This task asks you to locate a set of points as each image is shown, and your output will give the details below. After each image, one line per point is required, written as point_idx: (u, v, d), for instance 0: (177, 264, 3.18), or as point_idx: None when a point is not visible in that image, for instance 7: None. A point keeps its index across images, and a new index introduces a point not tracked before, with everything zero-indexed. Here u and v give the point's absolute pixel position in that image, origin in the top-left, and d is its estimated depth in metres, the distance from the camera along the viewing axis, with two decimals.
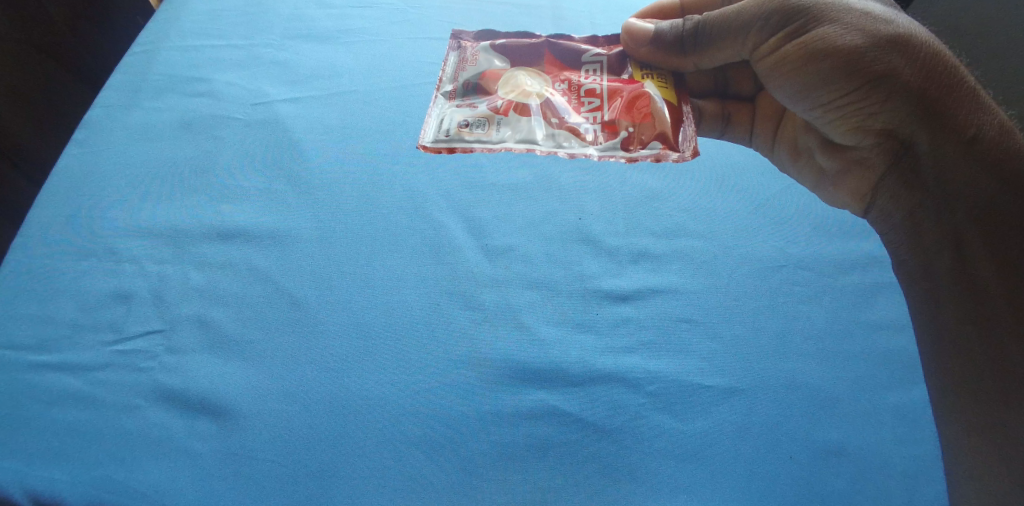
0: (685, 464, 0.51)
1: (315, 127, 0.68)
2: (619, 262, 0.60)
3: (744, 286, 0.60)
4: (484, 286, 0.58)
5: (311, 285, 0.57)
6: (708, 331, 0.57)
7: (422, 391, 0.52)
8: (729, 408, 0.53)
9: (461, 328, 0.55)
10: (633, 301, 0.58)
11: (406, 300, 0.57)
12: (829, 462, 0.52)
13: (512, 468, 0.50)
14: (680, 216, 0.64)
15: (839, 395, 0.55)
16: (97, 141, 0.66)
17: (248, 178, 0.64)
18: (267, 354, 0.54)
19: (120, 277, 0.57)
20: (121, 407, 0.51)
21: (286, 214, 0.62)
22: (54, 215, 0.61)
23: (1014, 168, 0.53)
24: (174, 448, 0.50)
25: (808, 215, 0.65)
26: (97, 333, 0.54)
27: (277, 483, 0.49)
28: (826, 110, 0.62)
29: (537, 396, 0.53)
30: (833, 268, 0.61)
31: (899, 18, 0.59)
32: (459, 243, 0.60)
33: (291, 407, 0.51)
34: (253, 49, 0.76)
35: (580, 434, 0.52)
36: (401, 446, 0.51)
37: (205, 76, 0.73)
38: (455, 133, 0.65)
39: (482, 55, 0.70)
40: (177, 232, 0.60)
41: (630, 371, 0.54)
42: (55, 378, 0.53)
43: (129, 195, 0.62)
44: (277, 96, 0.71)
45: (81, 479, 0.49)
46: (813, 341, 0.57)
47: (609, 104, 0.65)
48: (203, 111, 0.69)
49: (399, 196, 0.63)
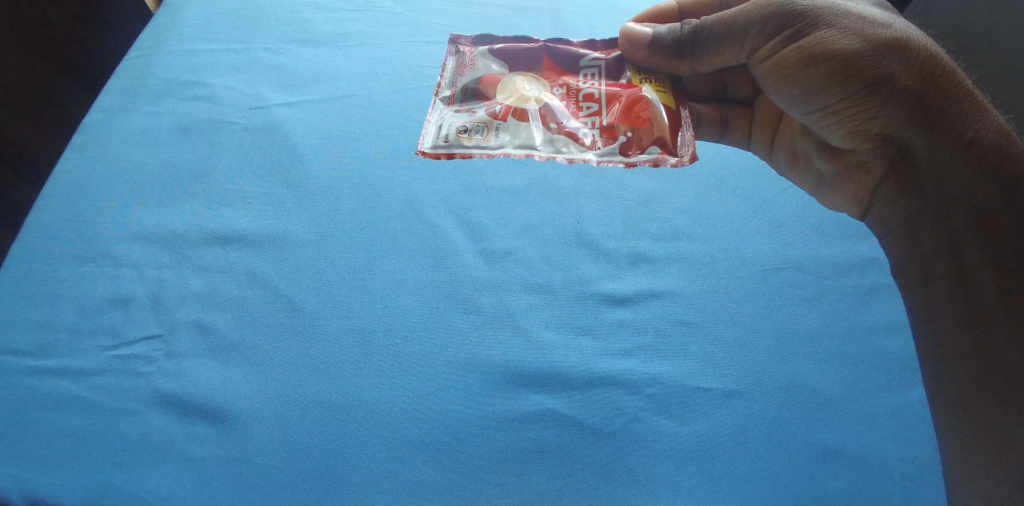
0: (685, 467, 0.51)
1: (313, 131, 0.68)
2: (618, 265, 0.60)
3: (742, 287, 0.60)
4: (483, 290, 0.58)
5: (310, 290, 0.57)
6: (707, 334, 0.57)
7: (422, 395, 0.52)
8: (729, 410, 0.53)
9: (461, 331, 0.55)
10: (632, 304, 0.58)
11: (406, 304, 0.57)
12: (830, 464, 0.52)
13: (512, 472, 0.50)
14: (679, 219, 0.64)
15: (839, 397, 0.55)
16: (96, 145, 0.66)
17: (248, 182, 0.64)
18: (266, 359, 0.54)
19: (119, 282, 0.57)
20: (121, 411, 0.51)
21: (284, 218, 0.62)
22: (54, 220, 0.61)
23: (1012, 174, 0.54)
24: (174, 453, 0.50)
25: (805, 220, 0.65)
26: (96, 338, 0.54)
27: (277, 487, 0.49)
28: (823, 114, 0.62)
29: (537, 399, 0.53)
30: (831, 271, 0.61)
31: (896, 22, 0.59)
32: (459, 246, 0.60)
33: (291, 412, 0.51)
34: (252, 53, 0.76)
35: (579, 437, 0.52)
36: (402, 449, 0.51)
37: (203, 80, 0.73)
38: (453, 139, 0.64)
39: (480, 61, 0.69)
40: (177, 237, 0.60)
41: (630, 374, 0.54)
42: (55, 383, 0.53)
43: (129, 199, 0.63)
44: (276, 100, 0.71)
45: (80, 484, 0.49)
46: (813, 343, 0.57)
47: (608, 108, 0.64)
48: (202, 115, 0.69)
49: (398, 199, 0.63)
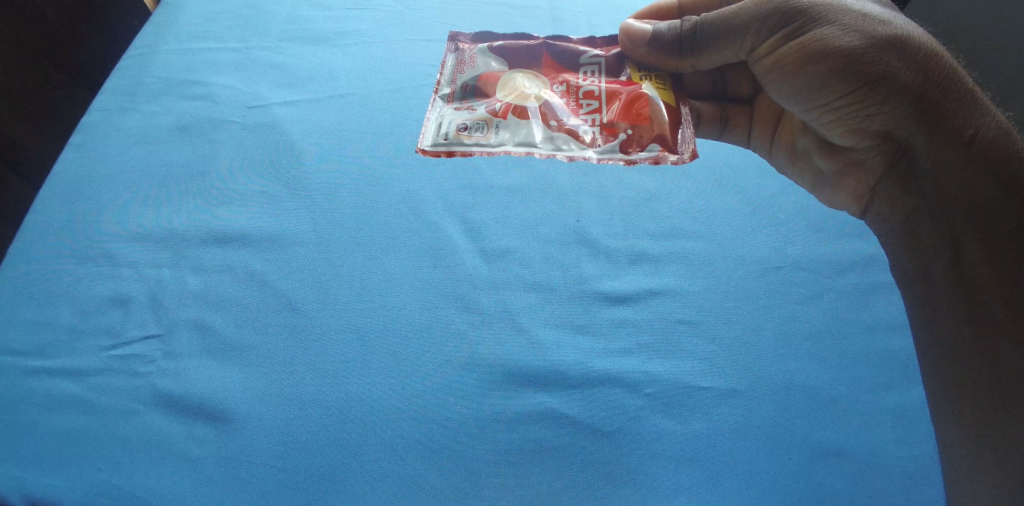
0: (685, 466, 0.51)
1: (312, 130, 0.68)
2: (617, 263, 0.60)
3: (742, 286, 0.60)
4: (482, 289, 0.58)
5: (309, 290, 0.57)
6: (707, 332, 0.57)
7: (421, 396, 0.52)
8: (728, 409, 0.53)
9: (460, 331, 0.55)
10: (631, 303, 0.58)
11: (405, 304, 0.57)
12: (830, 463, 0.52)
13: (511, 471, 0.50)
14: (679, 217, 0.64)
15: (839, 395, 0.55)
16: (94, 145, 0.66)
17: (247, 181, 0.64)
18: (264, 360, 0.54)
19: (118, 282, 0.57)
20: (121, 411, 0.51)
21: (283, 218, 0.61)
22: (53, 220, 0.61)
23: (1014, 171, 0.53)
24: (174, 452, 0.50)
25: (806, 216, 0.65)
26: (95, 338, 0.54)
27: (277, 487, 0.49)
28: (824, 111, 0.61)
29: (537, 399, 0.53)
30: (831, 269, 0.61)
31: (897, 18, 0.59)
32: (457, 245, 0.60)
33: (291, 411, 0.51)
34: (251, 51, 0.76)
35: (579, 436, 0.52)
36: (401, 449, 0.51)
37: (202, 79, 0.73)
38: (453, 137, 0.64)
39: (479, 58, 0.69)
40: (176, 237, 0.60)
41: (629, 373, 0.54)
42: (54, 384, 0.53)
43: (127, 199, 0.62)
44: (274, 99, 0.71)
45: (79, 483, 0.49)
46: (813, 342, 0.57)
47: (608, 106, 0.64)
48: (201, 114, 0.69)
49: (397, 198, 0.63)
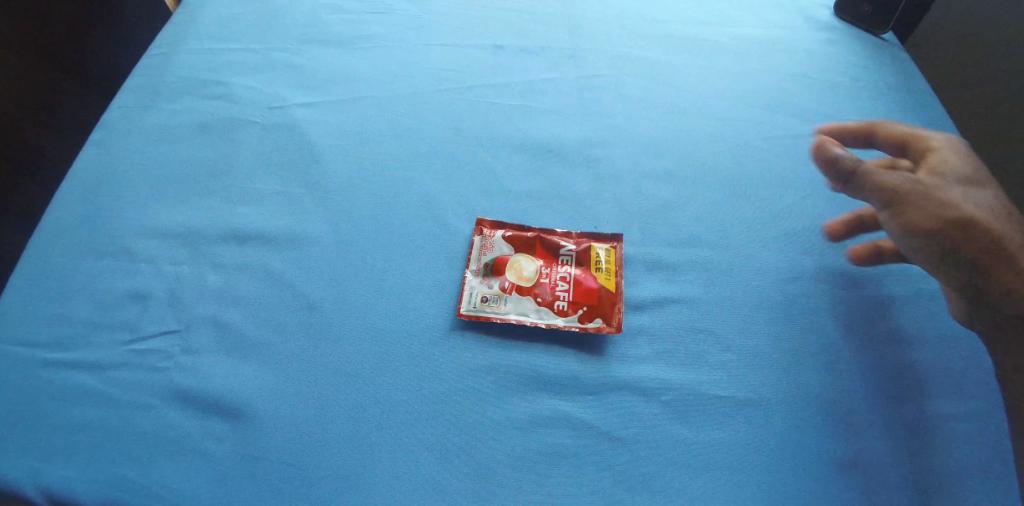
0: (701, 474, 0.51)
1: (333, 131, 0.69)
2: (633, 271, 0.60)
3: (759, 296, 0.60)
4: (499, 293, 0.58)
5: (327, 289, 0.57)
6: (723, 341, 0.57)
7: (437, 397, 0.52)
8: (743, 417, 0.53)
9: (477, 335, 0.56)
10: (647, 310, 0.58)
11: (422, 306, 0.57)
12: (849, 475, 0.51)
13: (526, 475, 0.50)
14: (696, 225, 0.64)
15: (856, 408, 0.54)
16: (117, 141, 0.67)
17: (265, 180, 0.64)
18: (281, 356, 0.54)
19: (137, 277, 0.57)
20: (137, 406, 0.51)
21: (302, 217, 0.62)
22: (74, 214, 0.61)
23: None
24: (189, 448, 0.50)
25: (823, 226, 0.65)
26: (113, 333, 0.55)
27: (290, 485, 0.49)
28: None
29: (551, 404, 0.53)
30: (849, 280, 0.61)
31: None
32: (475, 248, 0.60)
33: (306, 410, 0.51)
34: (272, 53, 0.76)
35: (596, 442, 0.51)
36: (417, 450, 0.50)
37: (222, 79, 0.73)
38: None
39: None
40: (195, 233, 0.60)
41: (645, 380, 0.54)
42: (71, 377, 0.53)
43: (148, 195, 0.63)
44: (295, 101, 0.71)
45: (94, 478, 0.49)
46: (829, 354, 0.57)
47: None
48: (222, 113, 0.70)
49: (416, 201, 0.63)
